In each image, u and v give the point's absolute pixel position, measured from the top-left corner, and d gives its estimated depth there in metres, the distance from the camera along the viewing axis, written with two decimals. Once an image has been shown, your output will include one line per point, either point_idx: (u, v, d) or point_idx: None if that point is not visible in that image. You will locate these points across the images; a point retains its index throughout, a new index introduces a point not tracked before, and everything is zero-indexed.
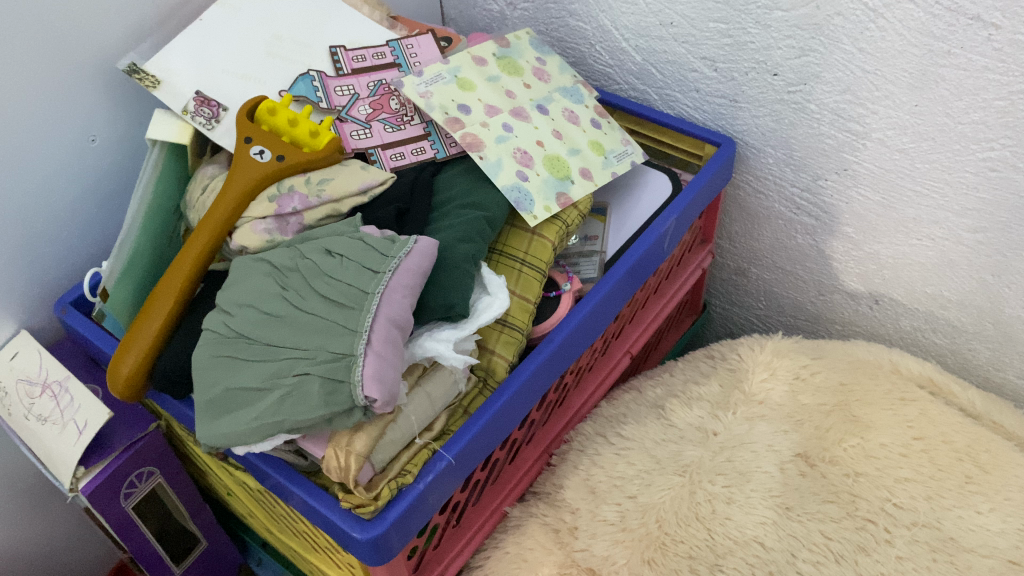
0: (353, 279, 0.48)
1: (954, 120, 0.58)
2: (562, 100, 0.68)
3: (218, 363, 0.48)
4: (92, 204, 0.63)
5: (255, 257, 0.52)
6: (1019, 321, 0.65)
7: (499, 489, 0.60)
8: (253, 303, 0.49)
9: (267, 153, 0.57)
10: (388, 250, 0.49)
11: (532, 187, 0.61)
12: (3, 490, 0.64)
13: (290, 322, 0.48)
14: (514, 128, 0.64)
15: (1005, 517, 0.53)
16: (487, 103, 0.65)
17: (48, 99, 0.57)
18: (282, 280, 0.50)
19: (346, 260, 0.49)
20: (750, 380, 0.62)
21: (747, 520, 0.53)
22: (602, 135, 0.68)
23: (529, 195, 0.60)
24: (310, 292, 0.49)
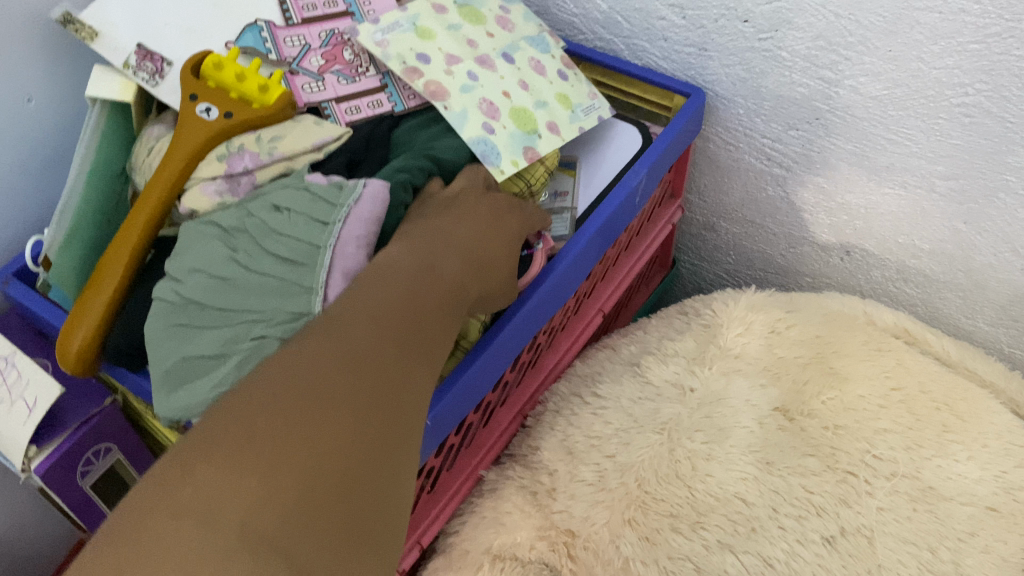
0: (303, 234, 0.46)
1: (928, 66, 0.57)
2: (529, 49, 0.65)
3: (174, 334, 0.46)
4: (31, 170, 0.60)
5: (203, 220, 0.49)
6: (990, 270, 0.65)
7: (474, 452, 0.59)
8: (202, 268, 0.46)
9: (213, 111, 0.54)
10: (336, 199, 0.47)
11: (499, 141, 0.57)
12: None
13: (241, 283, 0.45)
14: (479, 76, 0.61)
15: (982, 465, 0.53)
16: (447, 52, 0.61)
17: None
18: (230, 242, 0.47)
19: (293, 215, 0.47)
20: (725, 335, 0.60)
21: (728, 476, 0.52)
22: (569, 87, 0.65)
23: (495, 148, 0.57)
24: (260, 251, 0.46)
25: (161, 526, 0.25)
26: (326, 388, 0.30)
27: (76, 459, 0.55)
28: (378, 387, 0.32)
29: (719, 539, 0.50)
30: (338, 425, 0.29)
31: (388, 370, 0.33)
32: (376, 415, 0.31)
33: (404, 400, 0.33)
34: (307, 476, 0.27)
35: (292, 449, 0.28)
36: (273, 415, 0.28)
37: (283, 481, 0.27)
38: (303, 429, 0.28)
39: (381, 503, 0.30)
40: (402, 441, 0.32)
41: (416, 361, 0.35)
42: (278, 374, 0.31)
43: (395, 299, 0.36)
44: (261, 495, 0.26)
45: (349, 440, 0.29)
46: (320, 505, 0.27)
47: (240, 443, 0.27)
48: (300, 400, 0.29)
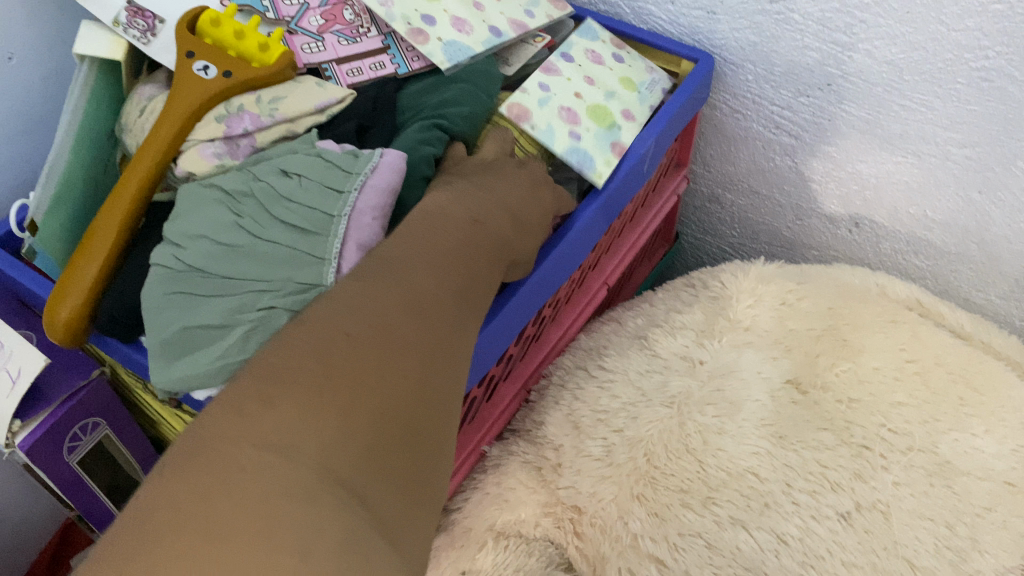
0: (316, 202, 0.43)
1: (948, 28, 0.54)
2: (581, 42, 0.64)
3: (174, 302, 0.43)
4: (14, 134, 0.57)
5: (203, 183, 0.47)
6: (1003, 241, 0.64)
7: (477, 427, 0.57)
8: (206, 234, 0.44)
9: (212, 69, 0.51)
10: (351, 166, 0.45)
11: (587, 145, 0.58)
12: None
13: (249, 252, 0.43)
14: (549, 85, 0.59)
15: (1000, 439, 0.52)
16: (454, 14, 0.59)
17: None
18: (235, 207, 0.45)
19: (305, 180, 0.45)
20: (735, 307, 0.59)
21: (740, 450, 0.51)
22: (628, 70, 0.64)
23: (588, 155, 0.57)
24: (268, 219, 0.44)
25: (244, 452, 0.25)
26: (394, 332, 0.30)
27: (64, 433, 0.53)
28: (437, 336, 0.32)
29: (731, 515, 0.49)
30: (405, 371, 0.29)
31: (445, 319, 0.33)
32: (436, 361, 0.31)
33: (458, 351, 0.33)
34: (381, 418, 0.27)
35: (367, 391, 0.27)
36: (348, 353, 0.28)
37: (360, 421, 0.27)
38: (376, 367, 0.28)
39: (437, 450, 0.30)
40: (454, 390, 0.32)
41: (468, 313, 0.35)
42: (348, 312, 0.30)
43: (444, 252, 0.36)
44: (341, 433, 0.26)
45: (413, 386, 0.29)
46: (391, 447, 0.27)
47: (316, 371, 0.27)
48: (371, 342, 0.29)
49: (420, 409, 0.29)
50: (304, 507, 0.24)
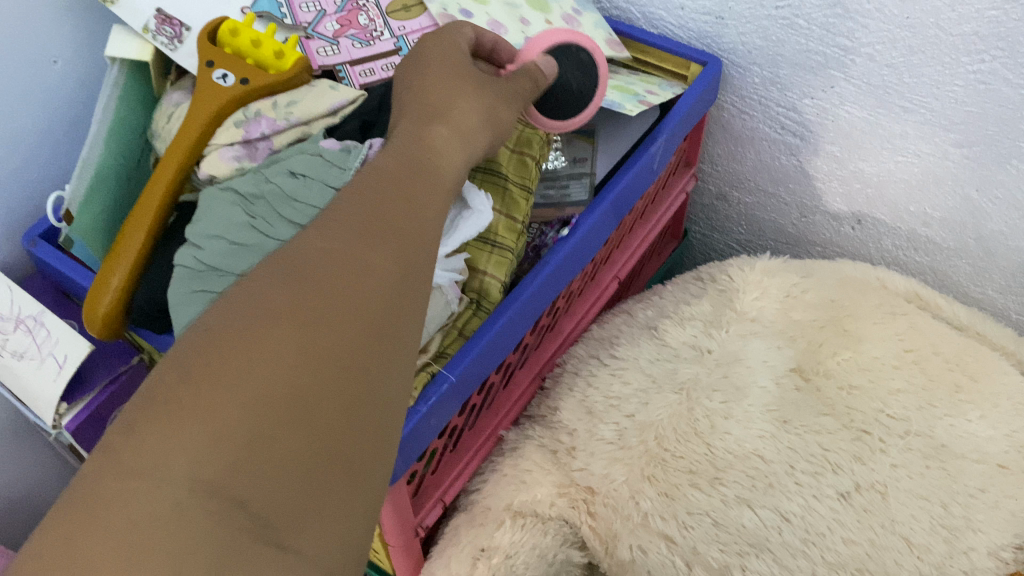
0: (319, 202, 0.46)
1: (945, 32, 0.57)
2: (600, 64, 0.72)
3: (195, 299, 0.45)
4: (55, 134, 0.60)
5: (220, 186, 0.49)
6: (1000, 236, 0.66)
7: (495, 412, 0.61)
8: (221, 234, 0.46)
9: (230, 77, 0.52)
10: (345, 162, 0.47)
11: (613, 97, 0.63)
12: None
13: (262, 251, 0.45)
14: None
15: (993, 424, 0.54)
16: (493, 18, 0.62)
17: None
18: (249, 208, 0.47)
19: (308, 179, 0.47)
20: (742, 299, 0.61)
21: (746, 434, 0.54)
22: (647, 76, 0.71)
23: (616, 102, 0.62)
24: (278, 219, 0.46)
25: (101, 486, 0.21)
26: (281, 304, 0.26)
27: (103, 416, 0.57)
28: (346, 288, 0.27)
29: (737, 494, 0.52)
30: (292, 341, 0.25)
31: (360, 267, 0.28)
32: (332, 310, 0.26)
33: (389, 297, 0.28)
34: (261, 403, 0.23)
35: (241, 376, 0.24)
36: (217, 343, 0.24)
37: (232, 412, 0.23)
38: (249, 346, 0.24)
39: (363, 418, 0.25)
40: (383, 343, 0.27)
41: (388, 235, 0.30)
42: (228, 301, 0.27)
43: (365, 197, 0.32)
44: (209, 435, 0.22)
45: (303, 355, 0.25)
46: (281, 432, 0.23)
47: (181, 377, 0.24)
48: (250, 324, 0.25)
49: (322, 377, 0.25)
50: (174, 533, 0.21)
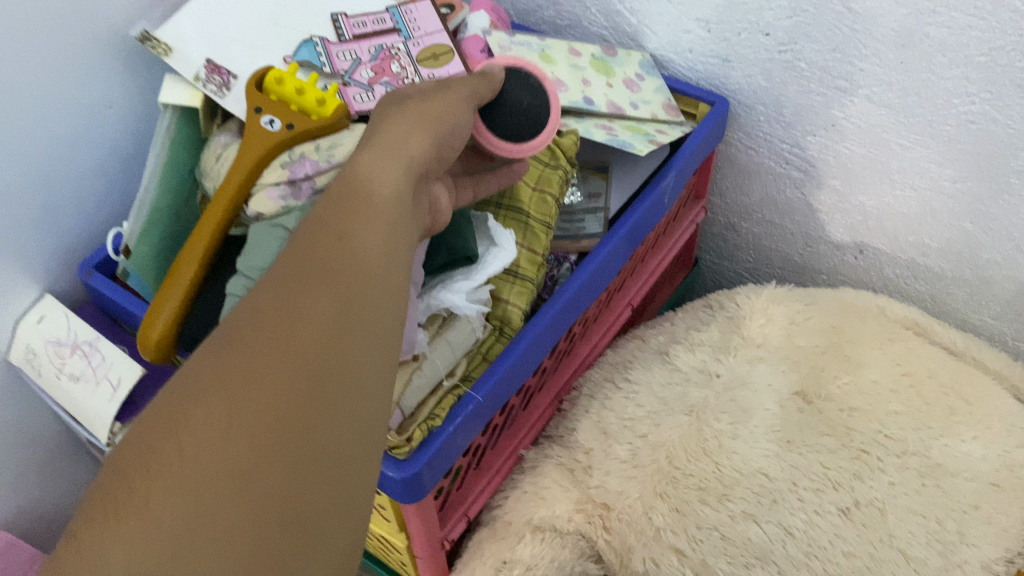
0: None
1: (937, 76, 0.61)
2: None
3: None
4: (107, 172, 0.65)
5: (269, 223, 0.53)
6: (995, 266, 0.69)
7: (515, 432, 0.64)
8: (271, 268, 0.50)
9: (276, 122, 0.57)
10: None
11: (623, 137, 0.67)
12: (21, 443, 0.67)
13: None
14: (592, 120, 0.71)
15: (986, 444, 0.58)
16: (554, 75, 0.70)
17: (55, 62, 0.57)
18: None
19: None
20: (749, 326, 0.65)
21: (752, 453, 0.57)
22: None
23: (626, 142, 0.66)
24: None
25: None
26: (207, 387, 0.28)
27: None
28: (271, 356, 0.29)
29: (744, 509, 0.55)
30: (214, 424, 0.27)
31: (286, 332, 0.30)
32: (254, 386, 0.28)
33: (323, 351, 0.30)
34: (186, 493, 0.26)
35: (168, 471, 0.26)
36: (152, 438, 0.27)
37: (157, 513, 0.26)
38: (174, 441, 0.27)
39: (298, 483, 0.28)
40: (314, 401, 0.29)
41: (322, 285, 0.31)
42: (168, 390, 0.29)
43: (303, 248, 0.33)
44: (141, 534, 0.25)
45: (224, 436, 0.27)
46: (208, 515, 0.26)
47: (118, 481, 0.27)
48: (177, 417, 0.28)
49: (246, 454, 0.27)
50: None
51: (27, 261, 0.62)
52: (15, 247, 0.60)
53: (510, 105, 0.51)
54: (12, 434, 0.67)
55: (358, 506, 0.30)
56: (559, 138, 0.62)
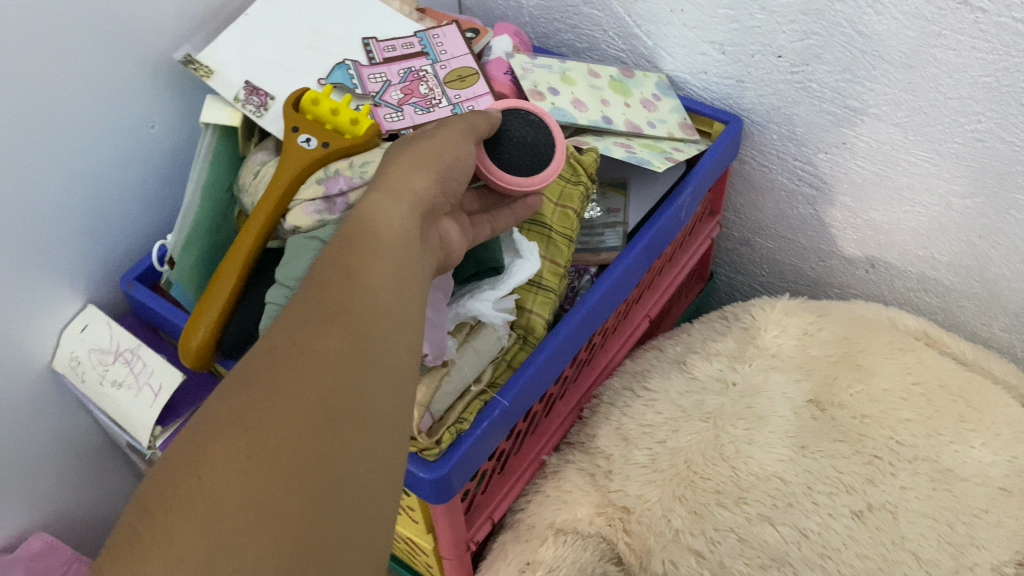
0: None
1: (944, 96, 0.63)
2: None
3: None
4: (148, 189, 0.68)
5: (306, 236, 0.56)
6: (1004, 279, 0.71)
7: (537, 439, 0.67)
8: None
9: (313, 140, 0.60)
10: None
11: (641, 154, 0.70)
12: (63, 447, 0.70)
13: None
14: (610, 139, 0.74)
15: (995, 450, 0.60)
16: (575, 96, 0.73)
17: (104, 84, 0.60)
18: None
19: None
20: (764, 336, 0.67)
21: (768, 458, 0.59)
22: None
23: (644, 159, 0.69)
24: None
25: None
26: (230, 422, 0.30)
27: None
28: (290, 390, 0.31)
29: (760, 512, 0.57)
30: (238, 456, 0.29)
31: (305, 367, 0.32)
32: (278, 411, 0.31)
33: (339, 384, 0.32)
34: (215, 520, 0.28)
35: (196, 501, 0.28)
36: (177, 472, 0.29)
37: (197, 530, 0.27)
38: (208, 464, 0.29)
39: (320, 507, 0.29)
40: (333, 430, 0.31)
41: (336, 318, 0.34)
42: (188, 427, 0.31)
43: (317, 289, 0.36)
44: (172, 560, 0.27)
45: (247, 466, 0.29)
46: (237, 541, 0.28)
47: (155, 506, 0.28)
48: (208, 442, 0.30)
49: (270, 483, 0.29)
50: None
51: (72, 273, 0.65)
52: (62, 259, 0.63)
53: (515, 141, 0.55)
54: (54, 439, 0.70)
55: (380, 523, 0.32)
56: (580, 154, 0.64)
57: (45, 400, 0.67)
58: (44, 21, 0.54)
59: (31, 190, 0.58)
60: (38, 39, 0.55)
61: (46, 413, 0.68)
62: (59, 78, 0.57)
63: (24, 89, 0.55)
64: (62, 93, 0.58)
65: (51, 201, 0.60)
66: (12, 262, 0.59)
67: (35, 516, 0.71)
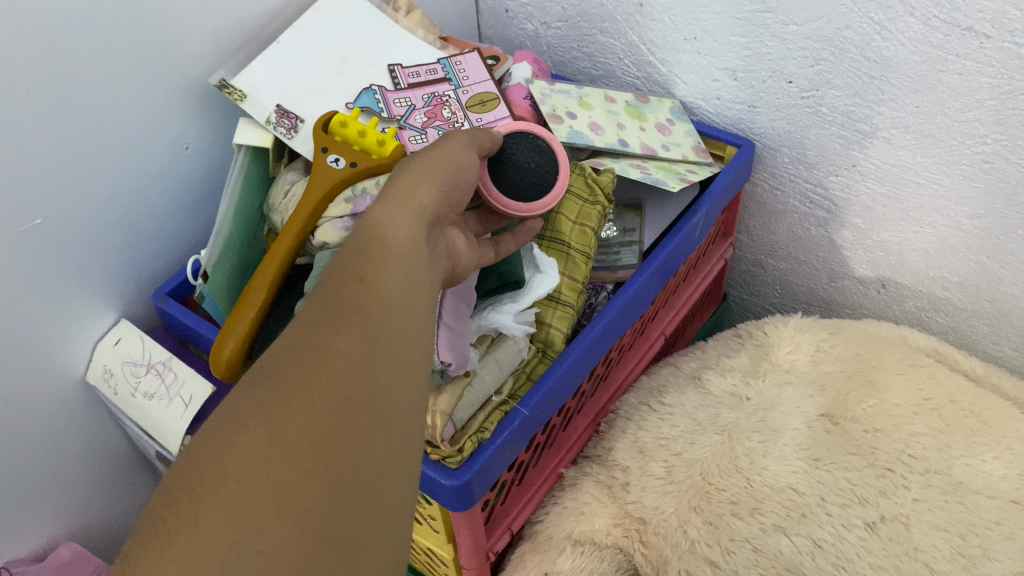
0: None
1: (951, 119, 0.65)
2: None
3: None
4: (181, 207, 0.70)
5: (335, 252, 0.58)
6: (1013, 298, 0.73)
7: (555, 452, 0.68)
8: None
9: (341, 160, 0.63)
10: None
11: (656, 176, 0.72)
12: (91, 457, 0.72)
13: None
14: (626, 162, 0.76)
15: (1007, 464, 0.61)
16: (592, 120, 0.75)
17: (144, 105, 0.63)
18: None
19: None
20: (777, 352, 0.69)
21: (782, 469, 0.60)
22: None
23: (659, 179, 0.71)
24: None
25: None
26: (252, 416, 0.32)
27: None
28: (308, 386, 0.33)
29: (774, 522, 0.58)
30: (261, 445, 0.31)
31: (320, 370, 0.34)
32: (294, 410, 0.32)
33: (355, 380, 0.34)
34: (242, 503, 0.29)
35: (220, 490, 0.29)
36: (203, 463, 0.30)
37: (218, 519, 0.29)
38: (228, 462, 0.30)
39: (344, 491, 0.31)
40: (352, 421, 0.32)
41: (348, 325, 0.36)
42: (210, 426, 0.32)
43: (331, 297, 0.37)
44: (203, 541, 0.28)
45: (271, 454, 0.30)
46: (265, 522, 0.29)
47: (175, 501, 0.29)
48: (227, 441, 0.31)
49: (293, 470, 0.30)
50: None
51: (107, 287, 0.67)
52: (98, 273, 0.66)
53: (520, 166, 0.57)
54: (85, 449, 0.72)
55: (399, 518, 0.33)
56: (598, 175, 0.67)
57: (78, 411, 0.69)
58: (91, 44, 0.57)
59: (72, 205, 0.61)
60: (84, 62, 0.57)
61: (79, 422, 0.70)
62: (102, 99, 0.60)
63: (70, 108, 0.58)
64: (104, 113, 0.60)
65: (90, 215, 0.63)
66: (53, 273, 0.62)
67: (64, 524, 0.73)
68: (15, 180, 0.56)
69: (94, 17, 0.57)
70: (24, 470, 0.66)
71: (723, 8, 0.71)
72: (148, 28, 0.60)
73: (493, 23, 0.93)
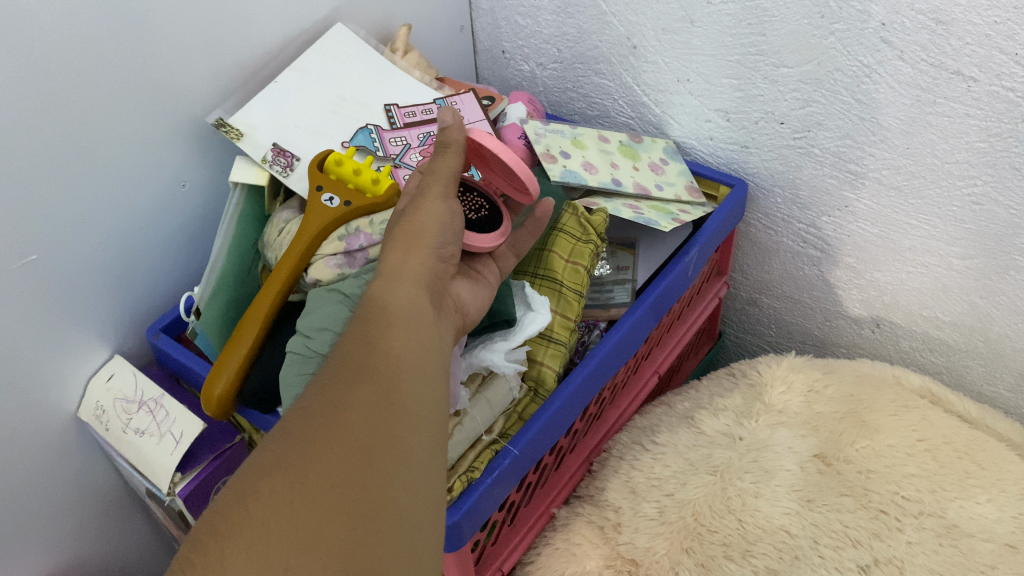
0: None
1: (941, 160, 0.65)
2: None
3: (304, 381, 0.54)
4: (176, 244, 0.71)
5: (327, 288, 0.58)
6: (1006, 339, 0.72)
7: (547, 492, 0.68)
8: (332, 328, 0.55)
9: (336, 199, 0.63)
10: None
11: (650, 215, 0.72)
12: (80, 493, 0.72)
13: None
14: None
15: (1001, 507, 0.60)
16: (586, 159, 0.76)
17: (140, 146, 0.64)
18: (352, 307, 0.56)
19: None
20: (770, 393, 0.70)
21: (774, 511, 0.60)
22: None
23: (653, 218, 0.72)
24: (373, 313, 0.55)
25: None
26: (273, 468, 0.35)
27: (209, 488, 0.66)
28: (326, 438, 0.36)
29: (766, 565, 0.57)
30: (284, 492, 0.34)
31: (338, 423, 0.37)
32: (314, 462, 0.35)
33: (371, 430, 0.37)
34: (268, 545, 0.33)
35: (245, 531, 0.33)
36: (230, 508, 0.34)
37: (242, 557, 0.32)
38: (255, 509, 0.34)
39: (368, 532, 0.34)
40: (371, 466, 0.36)
41: (362, 382, 0.39)
42: (241, 475, 0.36)
43: (345, 359, 0.41)
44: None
45: (294, 499, 0.34)
46: (289, 561, 0.32)
47: (207, 546, 0.33)
48: (252, 489, 0.35)
49: (316, 514, 0.34)
50: None
51: (101, 324, 0.67)
52: (92, 310, 0.66)
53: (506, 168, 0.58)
54: (76, 485, 0.71)
55: (425, 554, 0.36)
56: (591, 215, 0.67)
57: (69, 448, 0.69)
58: (89, 85, 0.58)
59: (69, 242, 0.62)
60: (83, 101, 0.58)
61: (70, 459, 0.70)
62: (100, 138, 0.61)
63: (66, 148, 0.59)
64: (102, 152, 0.61)
65: (87, 253, 0.63)
66: (49, 310, 0.62)
67: (51, 562, 0.72)
68: (11, 218, 0.57)
69: (90, 60, 0.58)
70: (12, 507, 0.66)
71: (715, 51, 0.72)
72: (146, 70, 0.61)
73: (490, 63, 0.95)
